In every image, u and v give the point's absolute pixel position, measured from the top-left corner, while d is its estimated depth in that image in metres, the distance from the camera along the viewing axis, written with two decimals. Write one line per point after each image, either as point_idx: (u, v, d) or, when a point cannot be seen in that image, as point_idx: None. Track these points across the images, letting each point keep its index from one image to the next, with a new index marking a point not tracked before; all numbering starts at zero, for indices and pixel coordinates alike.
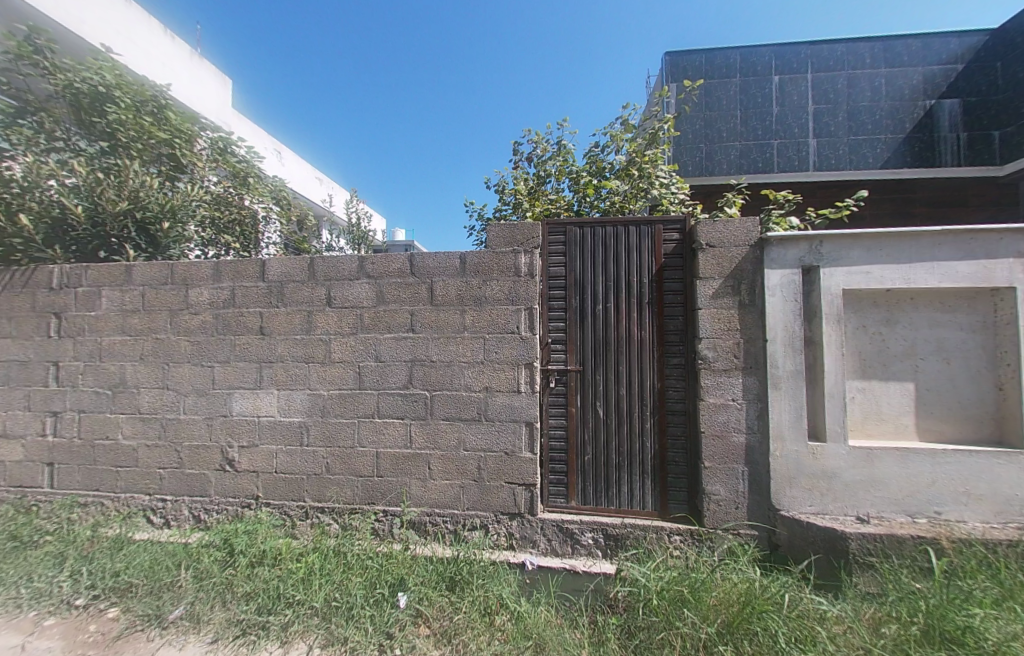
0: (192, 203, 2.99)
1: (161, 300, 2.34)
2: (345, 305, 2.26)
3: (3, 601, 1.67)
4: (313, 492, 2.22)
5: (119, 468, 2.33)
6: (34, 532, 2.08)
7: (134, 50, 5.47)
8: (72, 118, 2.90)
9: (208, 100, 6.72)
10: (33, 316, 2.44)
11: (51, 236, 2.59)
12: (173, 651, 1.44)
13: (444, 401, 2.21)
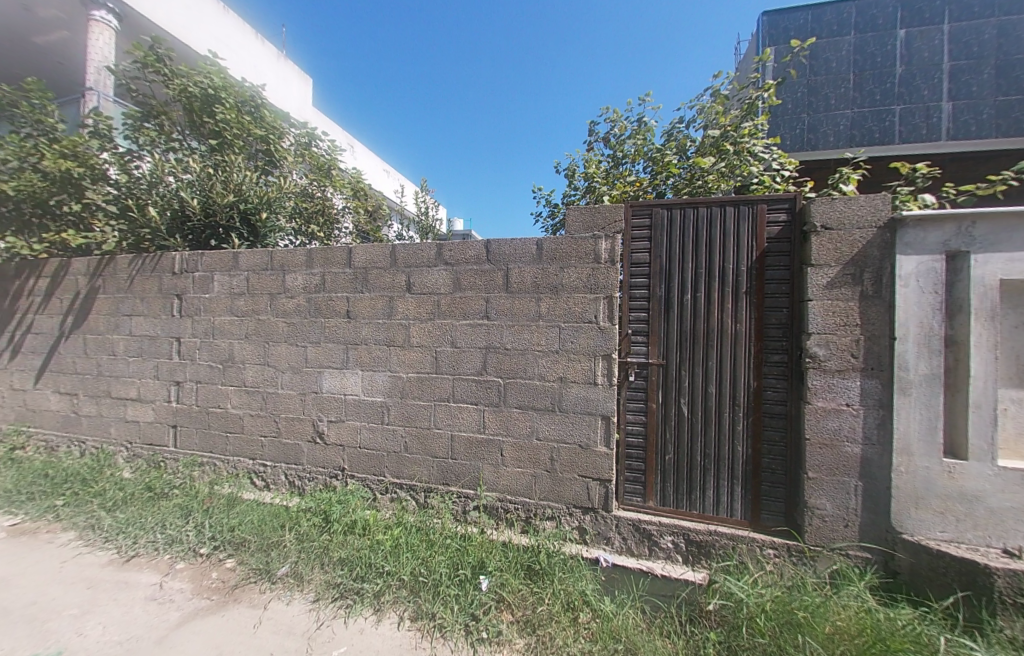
0: (284, 197, 3.22)
1: (262, 284, 2.55)
2: (424, 291, 2.30)
3: (147, 542, 1.95)
4: (393, 468, 2.31)
5: (228, 434, 2.60)
6: (165, 485, 2.41)
7: (232, 55, 6.11)
8: (185, 120, 3.23)
9: (293, 99, 7.25)
10: (160, 297, 2.77)
11: (175, 228, 2.94)
12: (283, 604, 1.60)
13: (519, 390, 2.18)
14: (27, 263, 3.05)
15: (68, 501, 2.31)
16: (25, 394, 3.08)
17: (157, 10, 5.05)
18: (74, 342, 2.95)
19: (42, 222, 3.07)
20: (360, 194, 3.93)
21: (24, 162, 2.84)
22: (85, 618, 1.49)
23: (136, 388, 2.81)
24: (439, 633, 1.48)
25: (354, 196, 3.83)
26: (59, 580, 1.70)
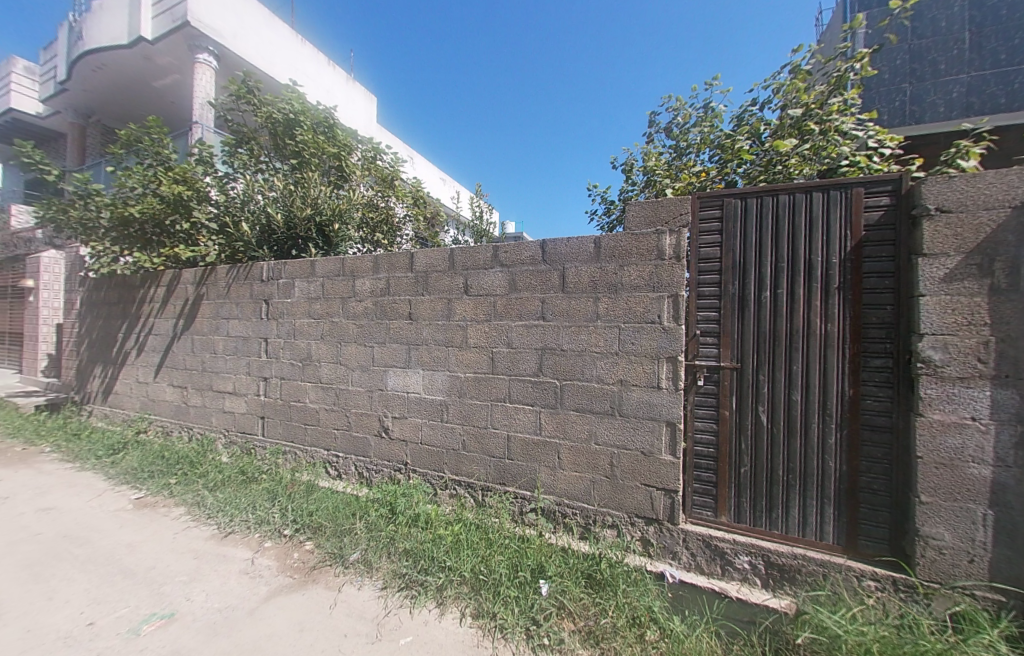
0: (353, 208, 3.48)
1: (335, 289, 2.76)
2: (481, 292, 2.33)
3: (241, 521, 2.18)
4: (452, 465, 2.37)
5: (306, 425, 2.84)
6: (255, 471, 2.69)
7: (310, 81, 6.78)
8: (270, 144, 3.61)
9: (360, 116, 7.85)
10: (250, 302, 3.10)
11: (263, 241, 3.29)
12: (355, 589, 1.69)
13: (576, 392, 2.12)
14: (151, 275, 3.59)
15: (180, 479, 2.67)
16: (148, 386, 3.63)
17: (249, 48, 5.81)
18: (185, 342, 3.41)
19: (160, 240, 3.60)
20: (420, 202, 4.13)
21: (147, 189, 3.34)
22: (193, 584, 1.70)
23: (231, 383, 3.18)
24: (500, 633, 1.48)
25: (414, 205, 4.03)
26: (172, 549, 1.95)
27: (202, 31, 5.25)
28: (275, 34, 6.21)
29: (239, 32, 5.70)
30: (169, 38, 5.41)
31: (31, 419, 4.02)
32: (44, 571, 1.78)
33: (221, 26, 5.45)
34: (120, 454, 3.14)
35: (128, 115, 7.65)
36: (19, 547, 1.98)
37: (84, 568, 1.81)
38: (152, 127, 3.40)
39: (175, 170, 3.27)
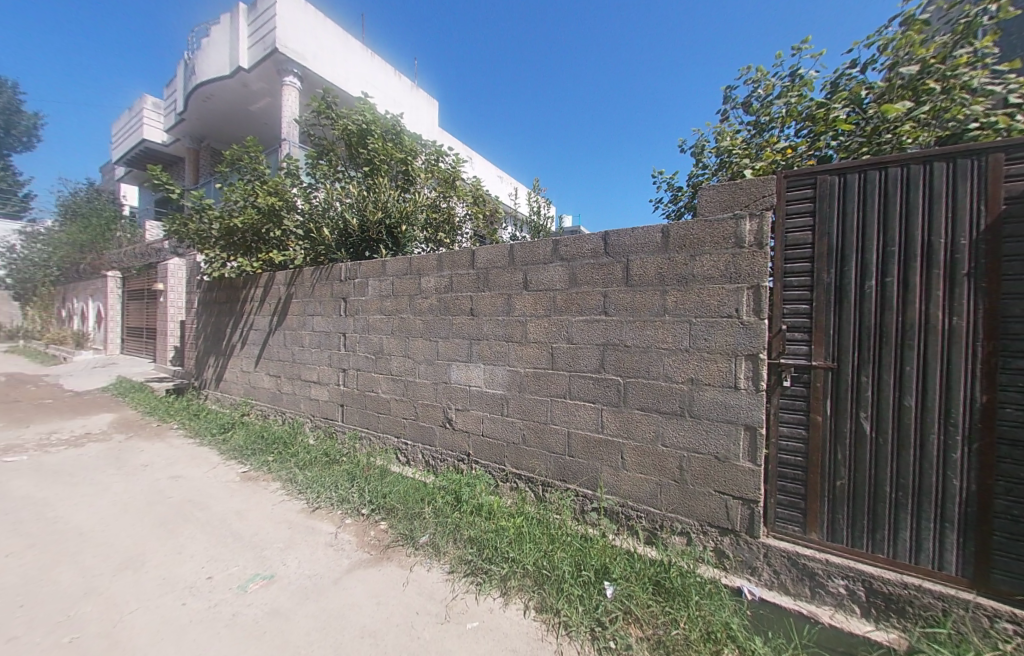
0: (418, 210, 3.68)
1: (403, 287, 2.93)
2: (541, 287, 2.31)
3: (326, 497, 2.42)
4: (512, 459, 2.40)
5: (378, 414, 3.07)
6: (337, 454, 2.97)
7: (379, 91, 7.25)
8: (345, 154, 3.92)
9: (424, 121, 8.22)
10: (330, 300, 3.42)
11: (340, 243, 3.60)
12: (425, 570, 1.80)
13: (641, 390, 2.01)
14: (251, 277, 4.11)
15: (276, 457, 3.04)
16: (250, 374, 4.17)
17: (328, 68, 6.39)
18: (278, 336, 3.86)
19: (257, 246, 4.08)
20: (480, 201, 4.23)
21: (247, 201, 3.81)
22: (288, 551, 1.92)
23: (316, 373, 3.53)
24: (564, 630, 1.47)
25: (474, 204, 4.13)
26: (271, 519, 2.23)
27: (290, 57, 5.91)
28: (348, 51, 6.73)
29: (320, 53, 6.29)
30: (263, 66, 6.13)
31: (166, 400, 4.84)
32: (177, 528, 2.14)
33: (304, 50, 6.06)
34: (230, 432, 3.66)
35: (232, 138, 8.81)
36: (160, 506, 2.40)
37: (205, 528, 2.13)
38: (250, 147, 3.87)
39: (268, 184, 3.67)
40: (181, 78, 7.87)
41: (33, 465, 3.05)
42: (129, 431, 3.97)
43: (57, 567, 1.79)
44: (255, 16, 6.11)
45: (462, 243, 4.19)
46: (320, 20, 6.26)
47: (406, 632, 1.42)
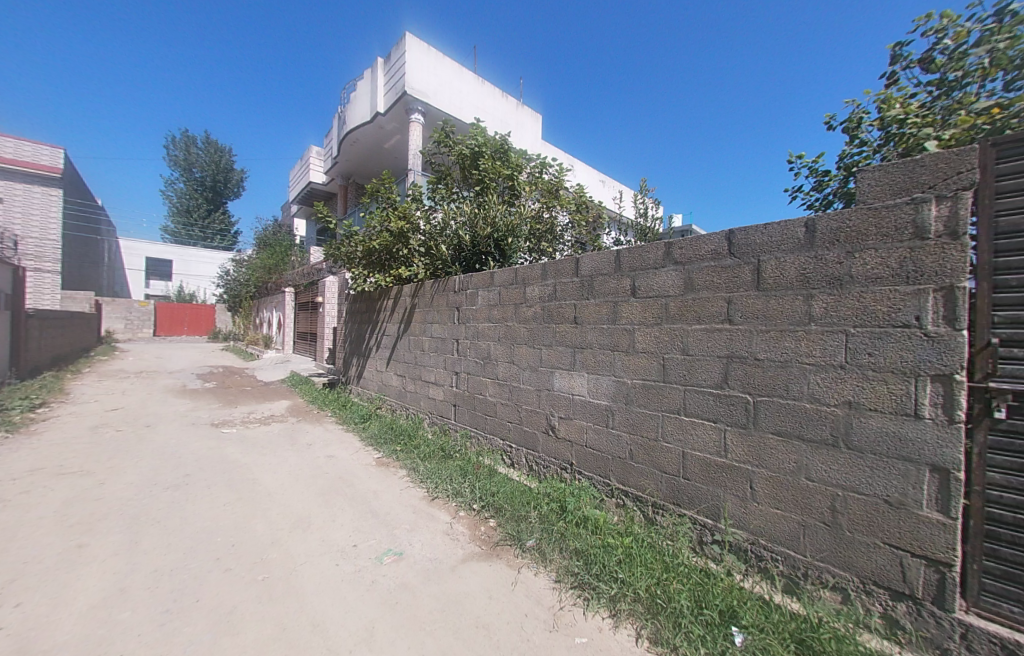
0: (523, 222, 3.93)
1: (509, 296, 3.10)
2: (651, 294, 2.18)
3: (442, 488, 2.68)
4: (618, 473, 2.30)
5: (485, 415, 3.28)
6: (451, 450, 3.26)
7: (488, 113, 7.83)
8: (459, 176, 4.33)
9: (529, 135, 8.56)
10: (444, 309, 3.80)
11: (454, 258, 3.99)
12: (532, 574, 1.84)
13: (777, 412, 1.71)
14: (384, 290, 4.79)
15: (402, 448, 3.47)
16: (382, 373, 4.87)
17: (445, 100, 7.13)
18: (403, 341, 4.43)
19: (388, 264, 4.72)
20: (582, 208, 4.36)
21: (382, 226, 4.45)
22: (412, 533, 2.17)
23: (433, 374, 3.94)
24: None
25: (577, 211, 4.28)
26: (399, 502, 2.55)
27: (415, 97, 6.73)
28: (462, 82, 7.43)
29: (439, 89, 7.06)
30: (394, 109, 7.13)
31: (323, 391, 5.96)
32: (332, 500, 2.59)
33: (426, 87, 6.88)
34: (367, 422, 4.31)
35: (369, 173, 10.45)
36: (320, 479, 2.95)
37: (351, 502, 2.55)
38: (384, 180, 4.56)
39: (398, 210, 4.24)
40: (335, 129, 9.72)
41: (242, 436, 4.06)
42: (299, 415, 5.00)
43: (256, 518, 2.34)
44: (389, 68, 7.20)
45: (563, 251, 4.31)
46: (439, 59, 7.05)
47: (516, 632, 1.47)
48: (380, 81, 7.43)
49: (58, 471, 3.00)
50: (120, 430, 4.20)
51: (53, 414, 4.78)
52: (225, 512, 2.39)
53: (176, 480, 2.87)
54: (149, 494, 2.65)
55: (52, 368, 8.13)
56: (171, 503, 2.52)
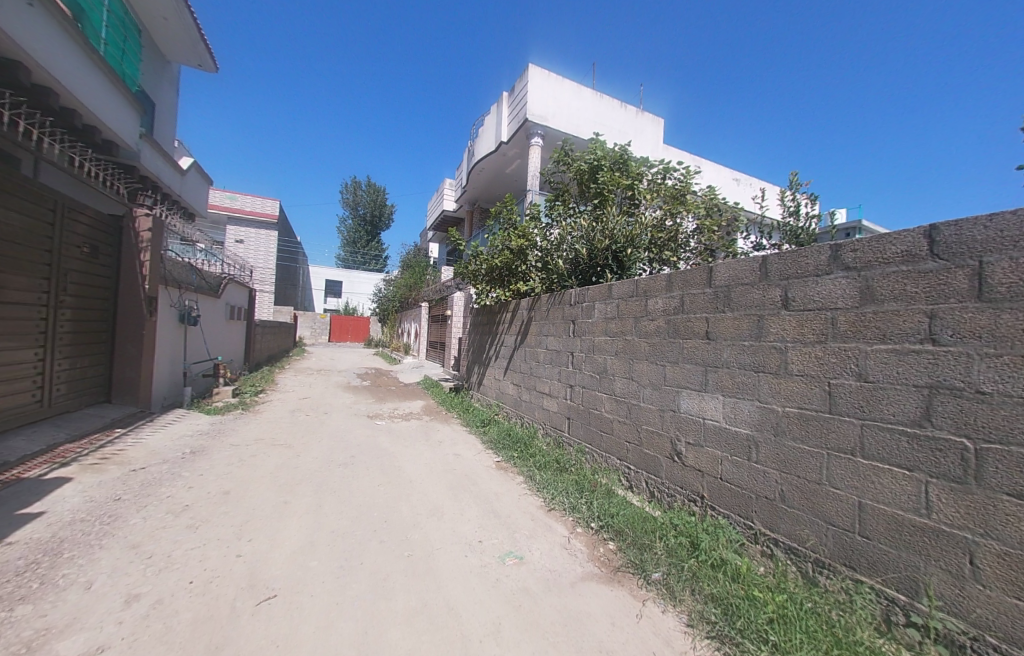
0: (643, 232, 3.80)
1: (629, 309, 3.06)
2: (809, 306, 1.85)
3: (559, 500, 2.72)
4: (763, 516, 1.99)
5: (602, 432, 3.23)
6: (567, 464, 3.30)
7: (606, 127, 7.87)
8: (577, 192, 4.47)
9: (648, 143, 8.29)
10: (560, 322, 3.93)
11: (571, 271, 4.08)
12: (659, 609, 1.68)
13: (1018, 467, 1.18)
14: (503, 304, 5.16)
15: (519, 454, 3.63)
16: (499, 381, 5.22)
17: (564, 120, 7.42)
18: (519, 352, 4.71)
19: (507, 279, 5.06)
20: (712, 212, 4.08)
21: (504, 245, 4.84)
22: (532, 540, 2.23)
23: (548, 386, 4.06)
24: None
25: (706, 216, 4.04)
26: (518, 507, 2.66)
27: (535, 122, 7.18)
28: (581, 100, 7.64)
29: (558, 111, 7.39)
30: (515, 137, 7.72)
31: (449, 394, 6.67)
32: (460, 494, 2.86)
33: (546, 112, 7.26)
34: (487, 426, 4.65)
35: (490, 197, 11.46)
36: (449, 473, 3.29)
37: (476, 500, 2.77)
38: (506, 203, 4.97)
39: (518, 230, 4.56)
40: (462, 162, 11.00)
41: (388, 428, 4.81)
42: (430, 414, 5.69)
43: (401, 500, 2.72)
44: (511, 101, 7.88)
45: (689, 260, 3.99)
46: (559, 82, 7.38)
47: None
48: (503, 114, 8.16)
49: (272, 441, 4.02)
50: (307, 414, 5.41)
51: (268, 398, 6.43)
52: (378, 491, 2.85)
53: (343, 459, 3.56)
54: (327, 467, 3.34)
55: (270, 363, 10.99)
56: (342, 477, 3.13)
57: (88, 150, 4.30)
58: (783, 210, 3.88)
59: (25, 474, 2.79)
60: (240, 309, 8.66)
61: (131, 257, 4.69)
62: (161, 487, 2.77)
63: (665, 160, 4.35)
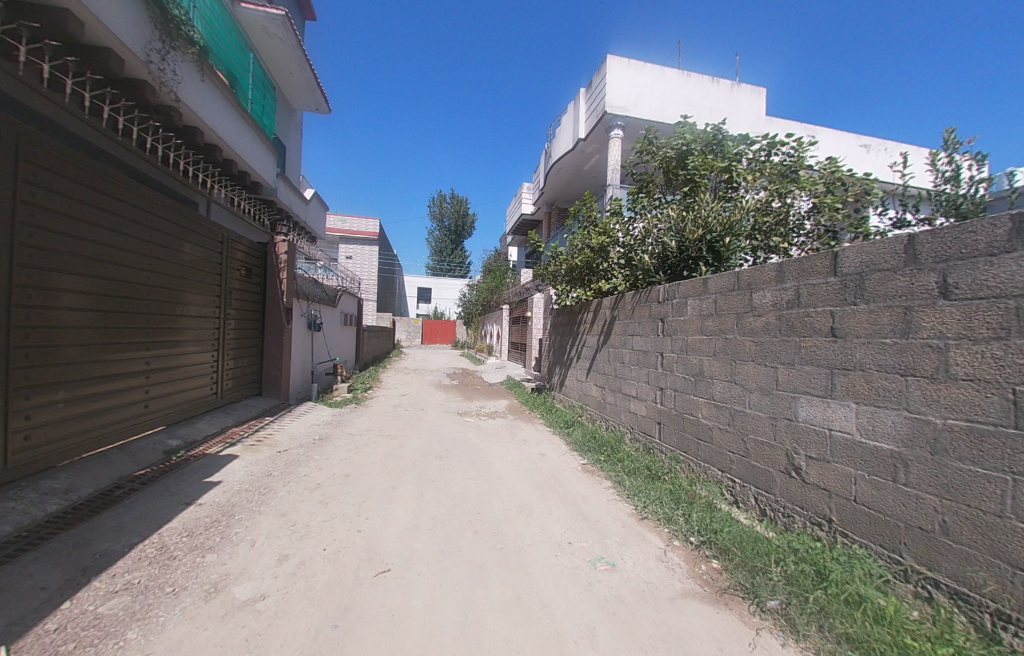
0: (743, 217, 3.43)
1: (730, 304, 2.81)
2: (979, 294, 1.45)
3: (653, 509, 2.60)
4: (916, 550, 1.63)
5: (700, 440, 3.01)
6: (660, 471, 3.15)
7: (696, 107, 7.25)
8: (663, 180, 4.24)
9: (746, 117, 7.44)
10: (649, 321, 3.78)
11: (659, 266, 3.91)
12: (776, 640, 1.46)
13: None
14: (586, 303, 5.16)
15: (606, 458, 3.55)
16: (583, 382, 5.18)
17: (646, 108, 7.03)
18: (603, 353, 4.65)
19: (588, 278, 5.04)
20: (834, 187, 3.45)
21: (585, 244, 4.78)
22: (624, 548, 2.16)
23: (636, 388, 3.92)
24: None
25: (826, 192, 3.43)
26: (608, 512, 2.61)
27: (615, 114, 6.94)
28: (665, 84, 7.15)
29: (640, 98, 7.02)
30: (593, 132, 7.56)
31: (532, 394, 6.83)
32: (548, 494, 2.90)
33: (627, 101, 6.96)
34: (571, 427, 4.64)
35: (568, 196, 11.41)
36: (537, 471, 3.37)
37: (564, 500, 2.78)
38: (586, 200, 4.91)
39: (599, 227, 4.48)
40: (540, 165, 11.14)
41: (477, 425, 5.10)
42: (514, 413, 5.88)
43: (493, 495, 2.86)
44: (589, 96, 7.72)
45: (802, 246, 3.46)
46: (640, 68, 7.01)
47: None
48: (580, 110, 8.04)
49: (379, 432, 4.56)
50: (406, 409, 6.03)
51: (374, 394, 7.29)
52: (471, 484, 3.05)
53: (439, 451, 3.88)
54: (426, 458, 3.67)
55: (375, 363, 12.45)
56: (439, 468, 3.41)
57: (245, 193, 5.34)
58: (934, 177, 3.15)
59: (208, 450, 3.58)
60: (352, 316, 9.99)
61: (273, 276, 5.72)
62: (299, 467, 3.34)
63: (768, 134, 3.87)
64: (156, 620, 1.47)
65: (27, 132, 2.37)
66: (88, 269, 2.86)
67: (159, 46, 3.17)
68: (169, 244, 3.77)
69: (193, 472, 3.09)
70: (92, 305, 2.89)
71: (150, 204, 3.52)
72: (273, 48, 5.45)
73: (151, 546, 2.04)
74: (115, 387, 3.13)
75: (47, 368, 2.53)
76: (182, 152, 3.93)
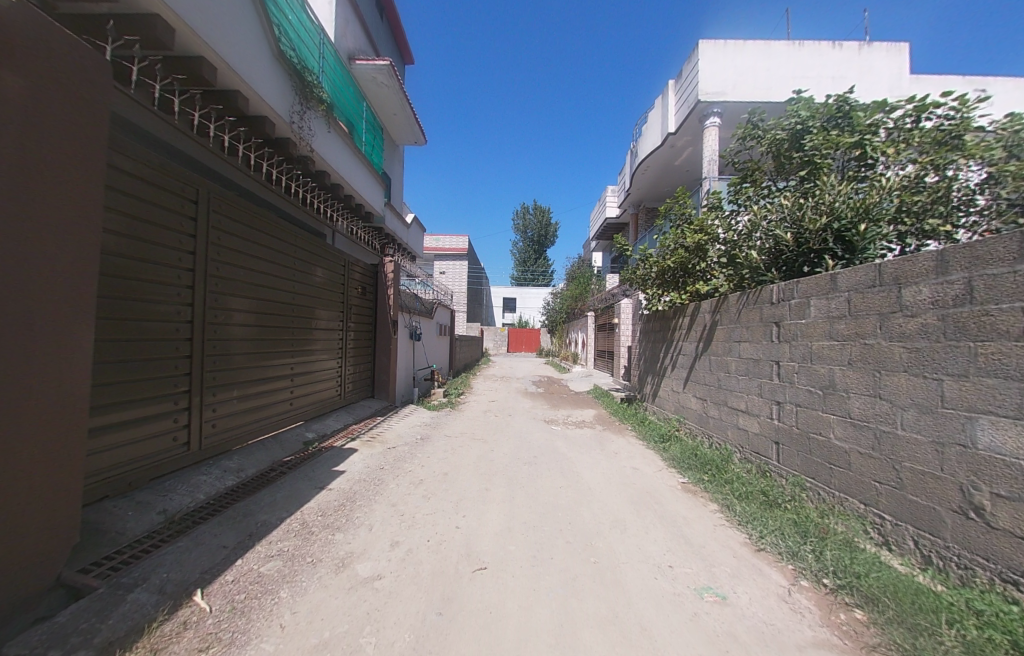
0: (884, 198, 2.89)
1: (869, 303, 2.38)
2: None
3: (772, 540, 2.29)
4: None
5: (833, 466, 2.57)
6: (780, 498, 2.77)
7: (812, 79, 6.33)
8: (774, 167, 3.81)
9: (880, 83, 6.27)
10: (761, 325, 3.38)
11: (771, 263, 3.54)
12: None
13: None
14: (680, 308, 4.87)
15: (710, 478, 3.25)
16: (680, 394, 4.83)
17: (748, 89, 6.35)
18: (704, 361, 4.29)
19: (683, 280, 4.80)
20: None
21: (678, 244, 4.60)
22: (736, 581, 1.94)
23: (745, 401, 3.53)
24: None
25: (1011, 156, 2.67)
26: (715, 537, 2.38)
27: (709, 101, 6.42)
28: (771, 59, 6.39)
29: (740, 79, 6.37)
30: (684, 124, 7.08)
31: (623, 404, 6.56)
32: (643, 511, 2.75)
33: (724, 85, 6.36)
34: (668, 442, 4.35)
35: (655, 195, 10.83)
36: (632, 486, 3.21)
37: (662, 519, 2.61)
38: (679, 198, 4.66)
39: (695, 225, 4.33)
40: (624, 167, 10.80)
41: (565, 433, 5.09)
42: (603, 423, 5.74)
43: (585, 506, 2.82)
44: (678, 87, 7.27)
45: (974, 227, 2.76)
46: (740, 46, 6.38)
47: None
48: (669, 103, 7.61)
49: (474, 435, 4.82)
50: (495, 414, 6.28)
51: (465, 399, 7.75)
52: (564, 493, 3.03)
53: (530, 458, 3.95)
54: (518, 463, 3.77)
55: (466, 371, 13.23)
56: (531, 474, 3.47)
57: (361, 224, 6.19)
58: None
59: (335, 444, 4.18)
60: (446, 326, 10.83)
61: (383, 291, 6.50)
62: (406, 463, 3.71)
63: (917, 96, 3.19)
64: (300, 584, 1.76)
65: (214, 189, 3.11)
66: (252, 293, 3.60)
67: (298, 108, 3.89)
68: (305, 271, 4.54)
69: (324, 461, 3.63)
70: (255, 322, 3.62)
71: (294, 239, 4.31)
72: (380, 95, 6.24)
73: (296, 521, 2.45)
74: (270, 388, 3.88)
75: (226, 372, 3.24)
76: (315, 193, 4.73)
